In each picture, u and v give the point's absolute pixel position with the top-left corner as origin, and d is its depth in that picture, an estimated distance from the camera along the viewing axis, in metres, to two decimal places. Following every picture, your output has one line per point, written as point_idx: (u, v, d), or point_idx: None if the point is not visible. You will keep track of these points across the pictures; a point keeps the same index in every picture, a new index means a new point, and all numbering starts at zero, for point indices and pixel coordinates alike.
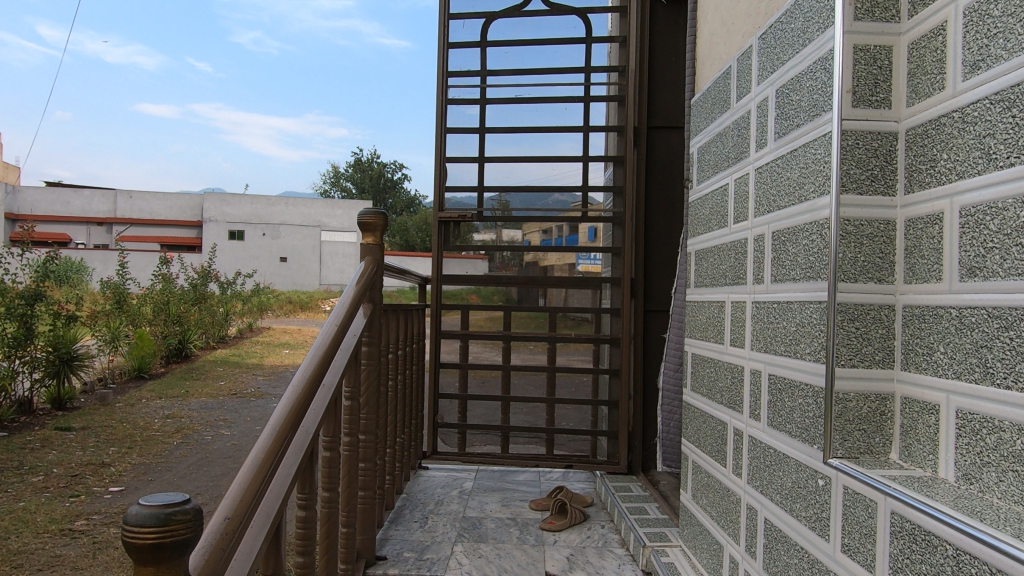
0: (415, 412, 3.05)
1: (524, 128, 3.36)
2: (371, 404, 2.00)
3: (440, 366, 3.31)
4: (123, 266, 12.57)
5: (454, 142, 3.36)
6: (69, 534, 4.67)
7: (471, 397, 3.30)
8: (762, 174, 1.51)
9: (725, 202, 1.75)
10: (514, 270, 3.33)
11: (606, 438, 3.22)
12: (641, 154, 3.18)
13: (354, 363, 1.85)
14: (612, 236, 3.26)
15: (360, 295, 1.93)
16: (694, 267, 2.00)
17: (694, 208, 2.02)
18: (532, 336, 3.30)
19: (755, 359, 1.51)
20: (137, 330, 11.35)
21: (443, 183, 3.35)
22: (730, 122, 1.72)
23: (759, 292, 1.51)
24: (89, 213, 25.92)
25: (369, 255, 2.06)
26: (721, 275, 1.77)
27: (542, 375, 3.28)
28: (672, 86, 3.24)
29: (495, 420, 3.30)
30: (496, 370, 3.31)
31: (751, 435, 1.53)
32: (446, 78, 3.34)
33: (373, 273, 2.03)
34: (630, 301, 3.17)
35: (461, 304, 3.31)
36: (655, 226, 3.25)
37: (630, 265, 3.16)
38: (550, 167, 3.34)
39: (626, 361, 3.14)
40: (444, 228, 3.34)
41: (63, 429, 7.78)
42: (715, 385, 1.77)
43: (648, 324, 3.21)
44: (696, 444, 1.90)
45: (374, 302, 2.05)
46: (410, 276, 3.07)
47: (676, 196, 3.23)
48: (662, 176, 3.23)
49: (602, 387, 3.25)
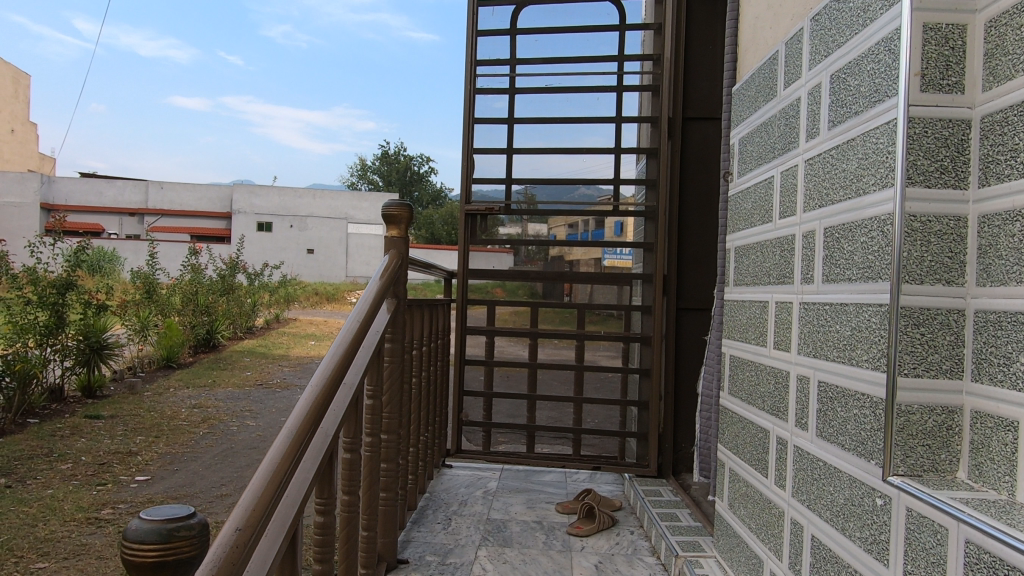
0: (440, 409, 2.98)
1: (553, 119, 3.26)
2: (394, 403, 1.93)
3: (465, 362, 3.24)
4: (153, 256, 12.70)
5: (482, 133, 3.28)
6: (95, 523, 4.70)
7: (497, 394, 3.22)
8: (813, 165, 1.40)
9: (769, 196, 1.65)
10: (541, 265, 3.24)
11: (635, 439, 3.12)
12: (675, 146, 3.06)
13: (377, 361, 1.79)
14: (644, 231, 3.15)
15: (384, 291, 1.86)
16: (733, 264, 1.90)
17: (734, 202, 1.92)
18: (560, 334, 3.22)
19: (803, 364, 1.41)
20: (166, 320, 11.46)
21: (470, 175, 3.28)
22: (776, 112, 1.62)
23: (808, 293, 1.41)
24: (122, 204, 26.32)
25: (394, 248, 1.98)
26: (764, 274, 1.67)
27: (570, 374, 3.20)
28: (709, 73, 3.11)
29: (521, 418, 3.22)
30: (523, 367, 3.23)
31: (797, 445, 1.43)
32: (474, 67, 3.26)
33: (398, 268, 1.96)
34: (662, 299, 3.06)
35: (487, 299, 3.24)
36: (689, 221, 3.12)
37: (662, 261, 3.05)
38: (580, 159, 3.24)
39: (657, 360, 3.04)
40: (471, 221, 3.27)
41: (93, 417, 7.87)
42: (756, 390, 1.67)
43: (681, 323, 3.10)
44: (733, 451, 1.81)
45: (398, 298, 1.98)
46: (436, 270, 3.00)
47: (711, 190, 3.10)
48: (698, 169, 3.10)
49: (631, 386, 3.15)
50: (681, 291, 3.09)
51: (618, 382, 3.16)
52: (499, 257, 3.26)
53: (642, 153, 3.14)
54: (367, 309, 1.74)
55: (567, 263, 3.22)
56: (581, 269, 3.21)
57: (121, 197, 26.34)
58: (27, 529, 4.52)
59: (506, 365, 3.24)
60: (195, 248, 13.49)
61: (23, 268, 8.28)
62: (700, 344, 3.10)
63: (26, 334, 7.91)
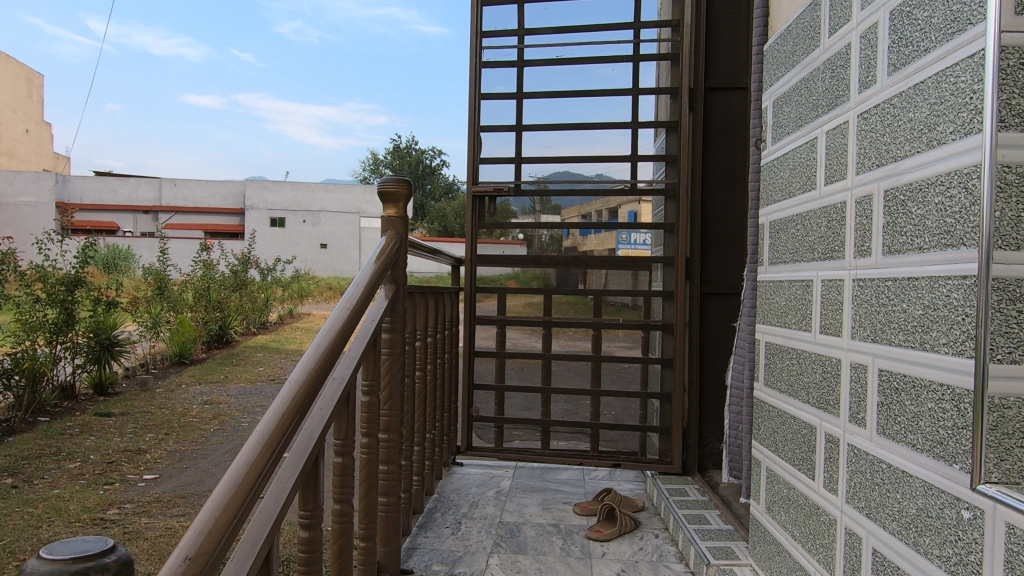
0: (448, 404, 2.81)
1: (565, 93, 3.06)
2: (393, 398, 1.76)
3: (475, 354, 3.06)
4: (164, 252, 12.62)
5: (489, 109, 3.09)
6: (99, 524, 4.57)
7: (509, 388, 3.05)
8: (870, 119, 1.21)
9: (814, 160, 1.45)
10: (555, 249, 3.05)
11: (657, 434, 2.93)
12: (696, 120, 2.84)
13: (372, 352, 1.61)
14: (664, 212, 2.95)
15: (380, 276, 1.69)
16: (768, 241, 1.71)
17: (767, 172, 1.73)
18: (576, 322, 3.03)
19: (859, 351, 1.22)
20: (178, 315, 11.38)
21: (477, 155, 3.08)
22: (820, 64, 1.42)
23: (864, 268, 1.21)
24: (135, 201, 26.36)
25: (392, 229, 1.80)
26: (807, 250, 1.47)
27: (586, 365, 3.01)
28: (732, 41, 2.88)
29: (535, 413, 3.04)
30: (536, 358, 3.05)
31: (852, 444, 1.24)
32: (480, 39, 3.06)
33: (396, 250, 1.78)
34: (685, 284, 2.85)
35: (497, 286, 3.05)
36: (714, 199, 2.89)
37: (685, 242, 2.84)
38: (595, 135, 3.04)
39: (680, 350, 2.84)
40: (479, 203, 3.08)
41: (103, 414, 7.78)
42: (799, 381, 1.48)
43: (706, 309, 2.89)
44: (772, 449, 1.62)
45: (398, 283, 1.80)
46: (443, 256, 2.82)
47: (737, 167, 2.87)
48: (722, 143, 2.88)
49: (652, 377, 2.96)
50: (705, 275, 2.88)
51: (638, 373, 2.96)
52: (512, 248, 3.07)
53: (662, 126, 2.93)
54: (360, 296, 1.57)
55: (583, 248, 3.02)
56: (596, 254, 3.01)
57: (134, 195, 26.38)
58: (30, 531, 4.40)
59: (519, 357, 3.05)
60: (206, 244, 13.40)
61: (32, 265, 8.19)
62: (728, 332, 2.88)
63: (35, 332, 7.82)
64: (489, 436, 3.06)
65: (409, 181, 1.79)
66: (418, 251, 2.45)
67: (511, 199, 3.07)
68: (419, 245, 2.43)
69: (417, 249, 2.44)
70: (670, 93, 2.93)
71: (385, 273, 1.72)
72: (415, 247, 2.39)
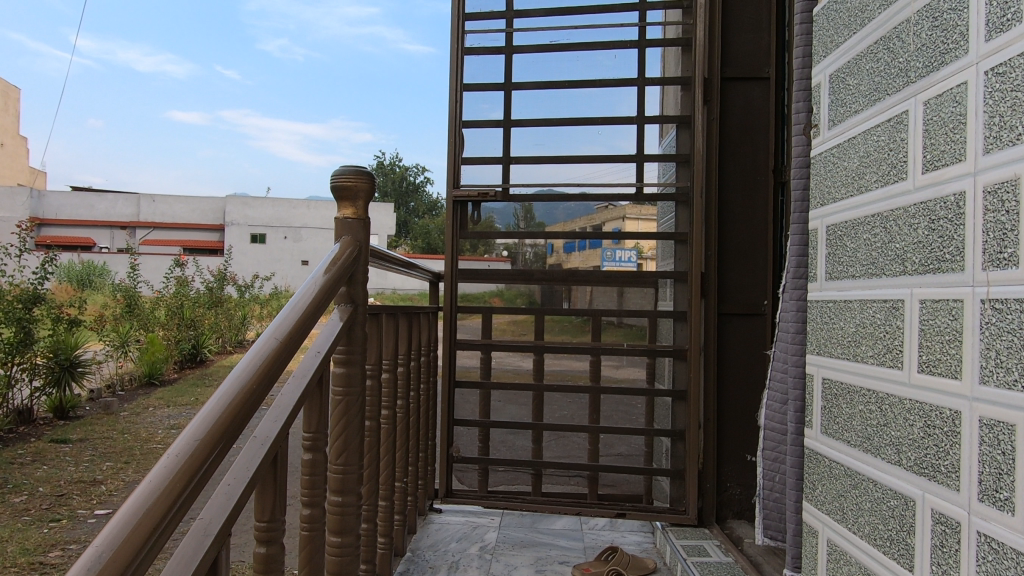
0: (424, 443, 2.41)
1: (559, 83, 2.68)
2: (349, 451, 1.39)
3: (457, 385, 2.67)
4: (135, 268, 12.10)
5: (473, 102, 2.71)
6: (38, 569, 4.10)
7: (495, 424, 2.65)
8: (1009, 73, 0.85)
9: (902, 142, 1.09)
10: (548, 261, 2.68)
11: (668, 478, 2.55)
12: (712, 114, 2.51)
13: (317, 395, 1.22)
14: (674, 219, 2.59)
15: (324, 298, 1.31)
16: (825, 250, 1.35)
17: (822, 163, 1.38)
18: (572, 348, 2.64)
19: (999, 403, 0.85)
20: (147, 335, 10.86)
21: (459, 154, 2.70)
22: (912, 13, 1.07)
23: (1004, 284, 0.85)
24: (110, 217, 25.74)
25: (347, 234, 1.42)
26: (892, 260, 1.11)
27: (584, 397, 2.62)
28: (752, 26, 2.55)
29: (525, 454, 2.64)
30: (527, 389, 2.66)
31: (989, 535, 0.87)
32: (463, 22, 2.68)
33: (350, 260, 1.40)
34: (700, 303, 2.49)
35: (481, 305, 2.68)
36: (733, 205, 2.54)
37: (699, 255, 2.49)
38: (594, 132, 2.66)
39: (695, 378, 2.47)
40: (460, 210, 2.71)
41: (60, 441, 7.26)
42: (884, 433, 1.12)
43: (723, 333, 2.52)
44: (840, 520, 1.25)
45: (356, 303, 1.42)
46: (419, 270, 2.43)
47: (758, 169, 2.53)
48: (742, 140, 2.54)
49: (660, 412, 2.58)
50: (724, 294, 2.52)
51: (644, 406, 2.59)
52: (496, 267, 2.69)
53: (672, 120, 2.58)
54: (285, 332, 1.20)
55: (578, 263, 2.66)
56: (596, 269, 2.63)
57: (111, 210, 25.77)
58: None
59: (508, 387, 2.67)
60: (179, 259, 12.88)
61: None
62: (758, 359, 2.51)
63: None
64: (472, 479, 2.66)
65: (371, 174, 1.41)
66: (392, 265, 2.07)
67: (496, 204, 2.70)
68: (394, 258, 2.05)
69: (392, 264, 2.06)
70: (682, 83, 2.58)
71: (332, 291, 1.35)
72: (388, 261, 2.00)
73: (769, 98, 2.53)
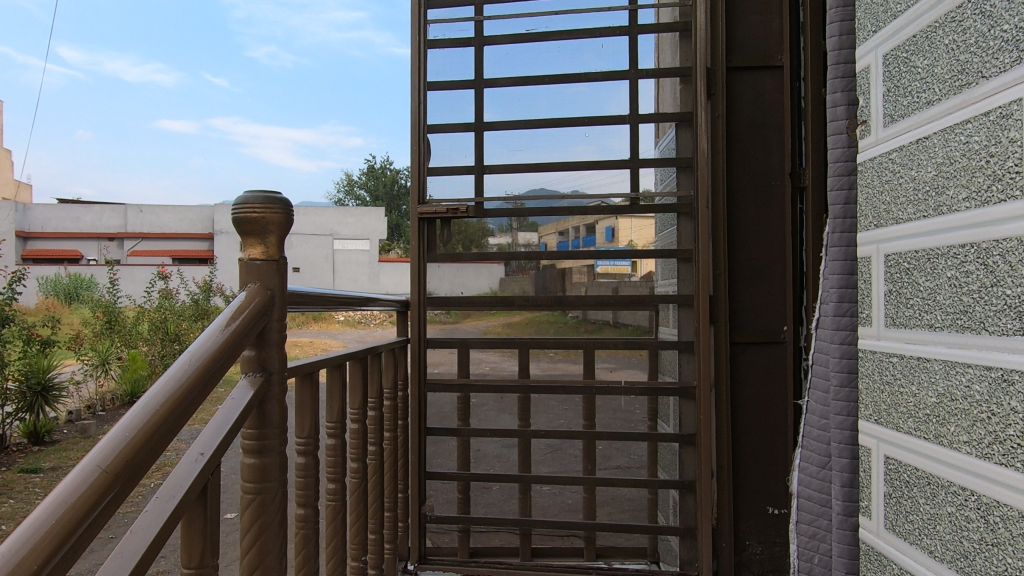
0: (391, 505, 2.01)
1: (539, 78, 2.16)
2: (263, 568, 1.05)
3: (428, 433, 2.19)
4: (116, 282, 11.65)
5: (437, 104, 2.18)
6: None
7: (475, 479, 2.18)
8: None
9: (1012, 144, 0.76)
10: (532, 283, 2.16)
11: (677, 538, 2.04)
12: (719, 108, 1.97)
13: (201, 509, 0.88)
14: (679, 232, 2.07)
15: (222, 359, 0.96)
16: (887, 286, 1.02)
17: (878, 173, 1.05)
18: (561, 387, 2.14)
19: None
20: (130, 352, 10.42)
21: (423, 163, 2.18)
22: None
23: None
24: (97, 229, 25.27)
25: (255, 281, 1.07)
26: (998, 312, 0.78)
27: (576, 444, 2.15)
28: (760, 5, 1.99)
29: (512, 512, 2.19)
30: (510, 436, 2.16)
31: None
32: (423, 8, 2.15)
33: (263, 310, 1.06)
34: (711, 331, 1.95)
35: (455, 337, 2.18)
36: (745, 211, 1.97)
37: (706, 274, 1.94)
38: (581, 134, 2.14)
39: (705, 419, 1.93)
40: (426, 228, 2.18)
41: (30, 471, 6.83)
42: (996, 557, 0.78)
43: (739, 368, 1.95)
44: None
45: (270, 371, 1.07)
46: (388, 301, 2.02)
47: (772, 171, 1.96)
48: (754, 134, 1.97)
49: (673, 463, 2.06)
50: (735, 318, 1.95)
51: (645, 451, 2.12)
52: (485, 271, 2.17)
53: (670, 119, 2.07)
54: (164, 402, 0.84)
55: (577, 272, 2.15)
56: (588, 270, 2.14)
57: (96, 221, 25.26)
58: None
59: (489, 434, 2.17)
60: (163, 273, 12.44)
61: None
62: (777, 407, 1.93)
63: None
64: (451, 544, 2.18)
65: (287, 203, 1.07)
66: (352, 305, 1.70)
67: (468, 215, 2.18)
68: (353, 295, 1.69)
69: (352, 303, 1.69)
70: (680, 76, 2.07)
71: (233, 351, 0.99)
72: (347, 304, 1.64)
73: (782, 92, 1.96)
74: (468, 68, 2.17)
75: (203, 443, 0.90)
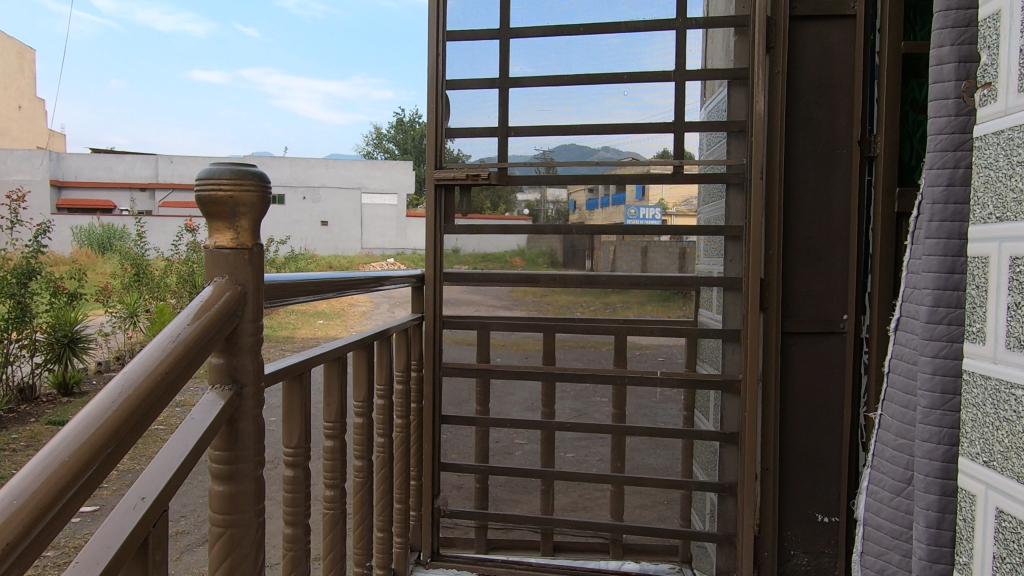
0: (404, 501, 1.86)
1: (574, 27, 1.89)
2: None
3: (444, 421, 2.02)
4: (143, 234, 11.62)
5: (457, 56, 1.94)
6: None
7: (495, 472, 2.01)
8: None
9: None
10: (560, 244, 1.94)
11: (713, 544, 1.86)
12: (778, 64, 1.72)
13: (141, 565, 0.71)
14: (729, 208, 1.84)
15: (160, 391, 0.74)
16: (1011, 298, 0.80)
17: (1008, 153, 0.82)
18: (589, 375, 1.94)
19: None
20: (158, 304, 10.42)
21: (442, 124, 1.96)
22: None
23: None
24: (129, 179, 25.39)
25: (221, 273, 0.88)
26: None
27: (605, 438, 1.96)
28: None
29: (534, 509, 2.02)
30: (534, 427, 1.99)
31: None
32: None
33: (222, 315, 0.85)
34: (760, 319, 1.73)
35: (475, 319, 1.99)
36: (802, 184, 1.74)
37: (757, 253, 1.72)
38: (618, 92, 1.89)
39: (751, 419, 1.72)
40: (445, 196, 1.98)
41: (57, 423, 6.76)
42: None
43: (790, 361, 1.74)
44: None
45: (242, 384, 0.89)
46: (403, 279, 1.84)
47: (836, 139, 1.72)
48: (817, 96, 1.72)
49: (712, 464, 1.89)
50: (788, 305, 1.74)
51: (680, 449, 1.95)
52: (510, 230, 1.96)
53: (722, 76, 1.81)
54: (80, 446, 0.62)
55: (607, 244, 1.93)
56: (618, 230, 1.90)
57: (127, 171, 25.27)
58: None
59: (510, 425, 2.00)
60: (190, 224, 12.39)
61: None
62: (832, 403, 1.73)
63: None
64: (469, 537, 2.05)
65: (261, 177, 0.88)
66: (362, 289, 1.51)
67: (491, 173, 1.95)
68: (363, 279, 1.51)
69: (362, 287, 1.51)
70: (735, 25, 1.79)
71: (179, 378, 0.78)
72: (355, 290, 1.45)
73: (853, 47, 1.70)
74: (492, 16, 1.92)
75: (143, 486, 0.73)
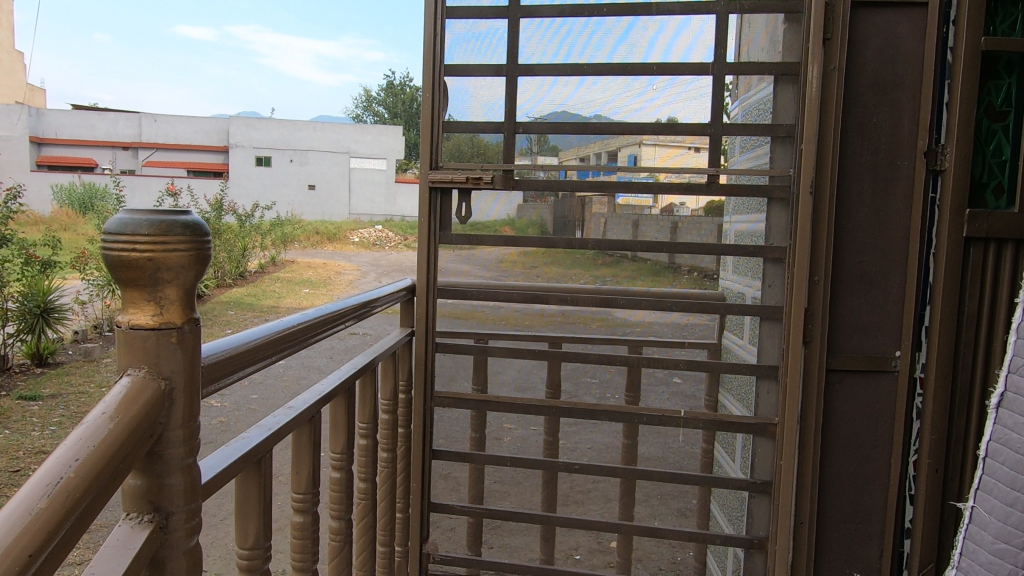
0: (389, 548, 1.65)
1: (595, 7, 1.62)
2: None
3: (436, 455, 1.79)
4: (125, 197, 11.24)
5: (460, 38, 1.67)
6: None
7: (492, 511, 1.79)
8: None
9: None
10: (550, 213, 1.67)
11: None
12: (834, 60, 1.47)
13: None
14: (771, 225, 1.60)
15: (98, 484, 0.55)
16: None
17: None
18: (602, 411, 1.70)
19: None
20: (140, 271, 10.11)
21: (441, 117, 1.69)
22: None
23: None
24: (111, 137, 24.74)
25: (140, 363, 0.64)
26: None
27: (615, 477, 1.75)
28: None
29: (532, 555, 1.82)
30: (535, 465, 1.77)
31: None
32: None
33: (145, 418, 0.62)
34: (801, 355, 1.51)
35: (474, 344, 1.76)
36: (856, 202, 1.50)
37: (800, 281, 1.50)
38: (644, 86, 1.63)
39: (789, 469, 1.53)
40: (441, 199, 1.72)
41: (28, 398, 6.40)
42: None
43: (834, 404, 1.53)
44: None
45: (173, 508, 0.65)
46: (394, 297, 1.62)
47: (897, 148, 1.48)
48: (877, 99, 1.48)
49: (739, 512, 1.68)
50: (833, 341, 1.52)
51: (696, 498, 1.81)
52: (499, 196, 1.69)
53: (768, 72, 1.56)
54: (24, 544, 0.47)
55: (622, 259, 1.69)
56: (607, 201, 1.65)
57: (110, 129, 24.60)
58: None
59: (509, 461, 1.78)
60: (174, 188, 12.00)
61: None
62: (879, 452, 1.53)
63: None
64: None
65: (192, 228, 0.64)
66: (345, 322, 1.28)
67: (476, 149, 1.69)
68: (345, 311, 1.28)
69: (344, 322, 1.28)
70: (785, 10, 1.53)
71: (110, 479, 0.57)
72: (333, 327, 1.21)
73: (922, 41, 1.45)
74: None
75: None
